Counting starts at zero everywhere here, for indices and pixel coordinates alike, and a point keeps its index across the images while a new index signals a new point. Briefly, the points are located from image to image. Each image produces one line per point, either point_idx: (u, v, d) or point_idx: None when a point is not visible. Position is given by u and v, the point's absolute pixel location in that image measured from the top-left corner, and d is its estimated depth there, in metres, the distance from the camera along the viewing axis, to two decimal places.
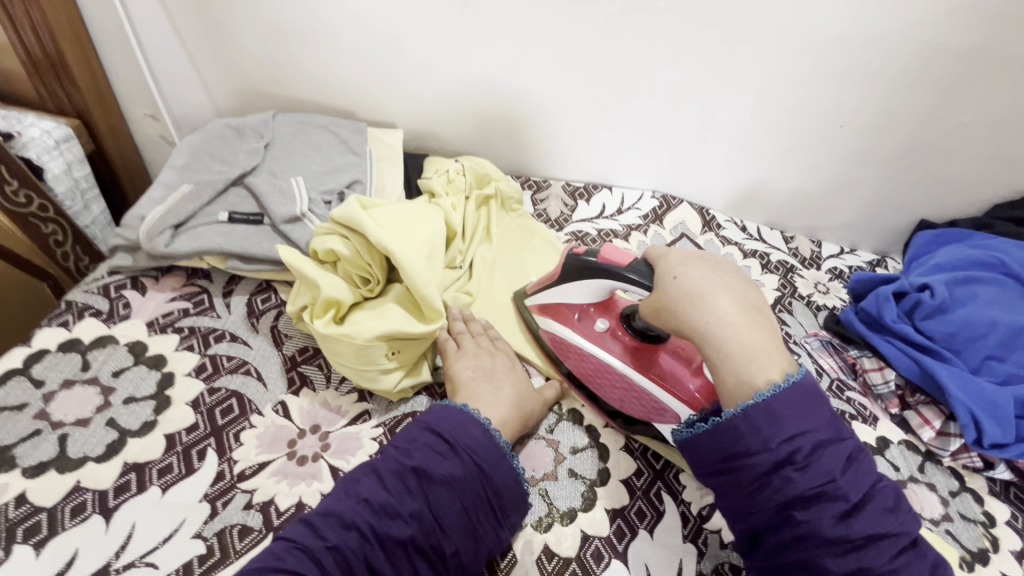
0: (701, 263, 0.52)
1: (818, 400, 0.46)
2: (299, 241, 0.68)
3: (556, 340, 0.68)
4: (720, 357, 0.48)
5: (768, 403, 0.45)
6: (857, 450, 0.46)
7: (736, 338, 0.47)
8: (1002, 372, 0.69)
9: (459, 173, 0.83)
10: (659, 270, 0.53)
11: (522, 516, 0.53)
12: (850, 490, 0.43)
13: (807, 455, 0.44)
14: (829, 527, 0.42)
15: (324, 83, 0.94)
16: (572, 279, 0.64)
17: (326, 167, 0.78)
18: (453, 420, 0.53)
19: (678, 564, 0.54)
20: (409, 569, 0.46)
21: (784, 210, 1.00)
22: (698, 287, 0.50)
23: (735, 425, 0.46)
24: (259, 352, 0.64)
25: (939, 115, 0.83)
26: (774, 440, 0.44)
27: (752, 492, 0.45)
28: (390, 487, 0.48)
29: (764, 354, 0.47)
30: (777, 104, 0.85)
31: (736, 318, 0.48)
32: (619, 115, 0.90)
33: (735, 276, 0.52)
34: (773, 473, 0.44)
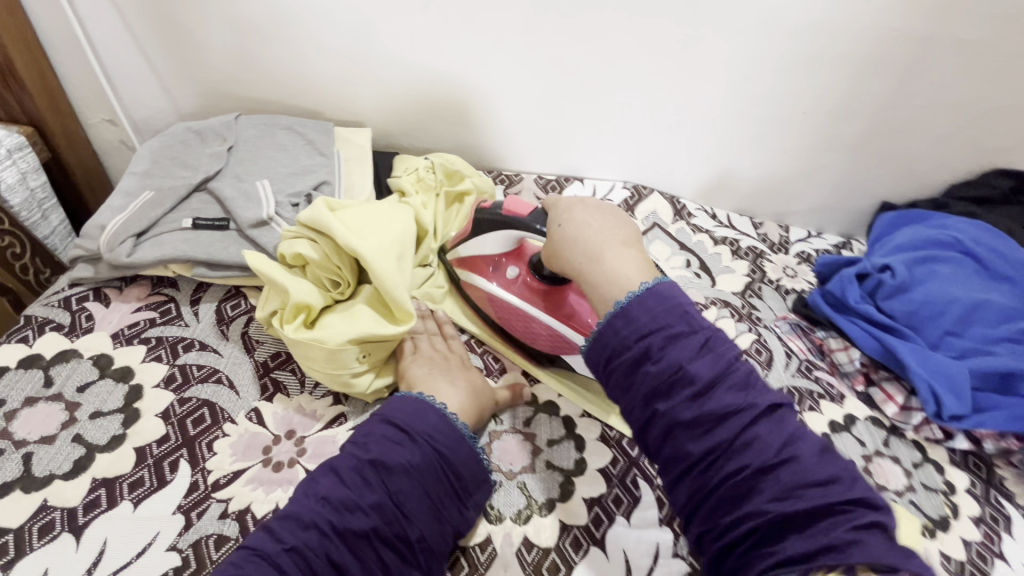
0: (583, 207, 0.57)
1: (673, 297, 0.46)
2: (266, 245, 0.67)
3: (475, 289, 0.71)
4: (591, 286, 0.52)
5: (624, 309, 0.47)
6: (717, 334, 0.45)
7: (603, 266, 0.51)
8: (959, 346, 0.72)
9: (429, 170, 0.83)
10: (551, 219, 0.59)
11: (485, 494, 0.55)
12: (702, 373, 0.43)
13: (660, 346, 0.44)
14: (683, 412, 0.43)
15: (287, 82, 0.92)
16: (484, 235, 0.68)
17: (292, 169, 0.77)
18: (410, 409, 0.54)
19: (655, 548, 0.56)
20: (376, 561, 0.47)
21: (752, 197, 1.02)
22: (575, 230, 0.55)
23: (602, 333, 0.47)
24: (230, 360, 0.63)
25: (896, 100, 0.85)
26: (630, 338, 0.45)
27: (622, 390, 0.46)
28: (348, 482, 0.48)
29: (629, 271, 0.50)
30: (742, 92, 0.86)
31: (603, 248, 0.52)
32: (588, 107, 0.91)
33: (618, 218, 0.56)
34: (634, 370, 0.45)
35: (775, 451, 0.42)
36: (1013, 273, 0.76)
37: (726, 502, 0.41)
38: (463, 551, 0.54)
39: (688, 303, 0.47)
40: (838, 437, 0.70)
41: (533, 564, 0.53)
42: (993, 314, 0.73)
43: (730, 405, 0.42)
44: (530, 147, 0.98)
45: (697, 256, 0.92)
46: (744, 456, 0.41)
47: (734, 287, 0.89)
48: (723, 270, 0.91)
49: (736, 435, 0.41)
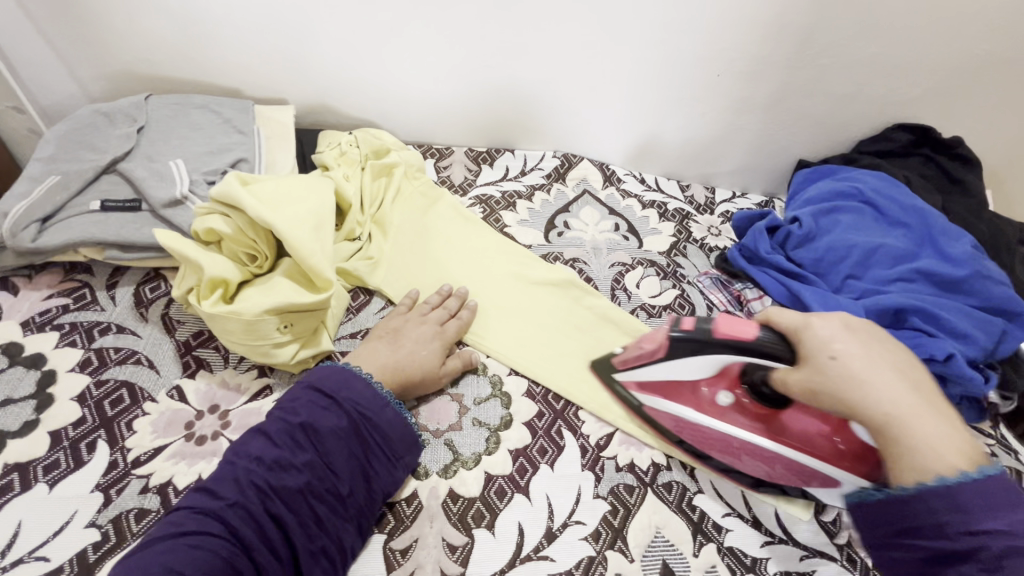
0: (861, 340, 0.48)
1: (1014, 497, 0.40)
2: (182, 225, 0.66)
3: (670, 417, 0.63)
4: (900, 443, 0.44)
5: (949, 486, 0.41)
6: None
7: (922, 424, 0.44)
8: (858, 288, 0.77)
9: (352, 145, 0.83)
10: (807, 344, 0.51)
11: (416, 457, 0.57)
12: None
13: (993, 551, 0.38)
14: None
15: (202, 61, 0.90)
16: (687, 356, 0.60)
17: (208, 147, 0.75)
18: (337, 376, 0.57)
19: (577, 491, 0.59)
20: (311, 514, 0.50)
21: (679, 161, 1.05)
22: (862, 367, 0.47)
23: (906, 506, 0.43)
24: (150, 341, 0.62)
25: (801, 60, 0.90)
26: (951, 527, 0.40)
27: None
28: (280, 444, 0.51)
29: (950, 441, 0.43)
30: (658, 56, 0.89)
31: (912, 403, 0.45)
32: (510, 77, 0.92)
33: (910, 358, 0.48)
34: (946, 562, 0.40)
35: None
36: (908, 219, 0.82)
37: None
38: (390, 507, 0.56)
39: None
40: None
41: (458, 513, 0.56)
42: (888, 257, 0.78)
43: None
44: (470, 127, 0.99)
45: (626, 220, 0.95)
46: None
47: (661, 246, 0.92)
48: (650, 232, 0.94)
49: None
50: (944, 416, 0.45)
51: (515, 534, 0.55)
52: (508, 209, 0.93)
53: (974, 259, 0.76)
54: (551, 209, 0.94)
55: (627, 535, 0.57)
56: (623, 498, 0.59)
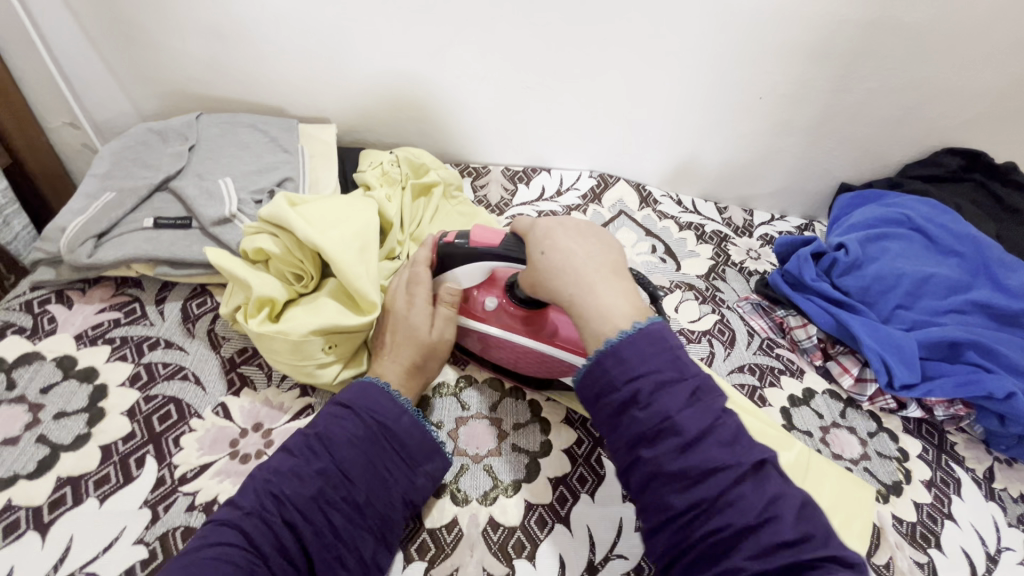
0: (568, 234, 0.53)
1: (666, 339, 0.45)
2: (230, 243, 0.67)
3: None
4: (581, 317, 0.49)
5: (615, 348, 0.45)
6: (708, 382, 0.44)
7: (596, 296, 0.48)
8: (909, 319, 0.75)
9: (394, 164, 0.84)
10: (529, 244, 0.55)
11: (440, 467, 0.56)
12: (688, 423, 0.42)
13: (648, 392, 0.43)
14: (668, 461, 0.41)
15: (250, 81, 0.92)
16: (453, 267, 0.61)
17: (255, 166, 0.77)
18: (352, 385, 0.56)
19: (618, 522, 0.58)
20: (327, 523, 0.48)
21: (716, 183, 1.04)
22: (560, 256, 0.52)
23: (592, 372, 0.45)
24: (197, 356, 0.63)
25: (848, 84, 0.88)
26: (619, 379, 0.44)
27: (610, 429, 0.45)
28: (297, 454, 0.50)
29: (619, 307, 0.48)
30: (700, 79, 0.88)
31: (592, 278, 0.50)
32: (549, 98, 0.92)
33: (604, 242, 0.53)
34: (622, 412, 0.44)
35: (691, 447, 0.41)
36: (961, 247, 0.79)
37: (704, 558, 0.40)
38: (429, 532, 0.55)
39: (680, 349, 0.45)
40: (798, 411, 0.72)
41: (498, 543, 0.55)
42: (941, 287, 0.76)
43: (715, 459, 0.41)
44: (443, 121, 0.96)
45: (663, 242, 0.94)
46: (727, 515, 0.40)
47: (699, 270, 0.91)
48: (688, 254, 0.93)
49: (720, 493, 0.40)
50: (618, 287, 0.50)
51: (556, 566, 0.54)
52: None
53: None
54: None
55: None
56: None
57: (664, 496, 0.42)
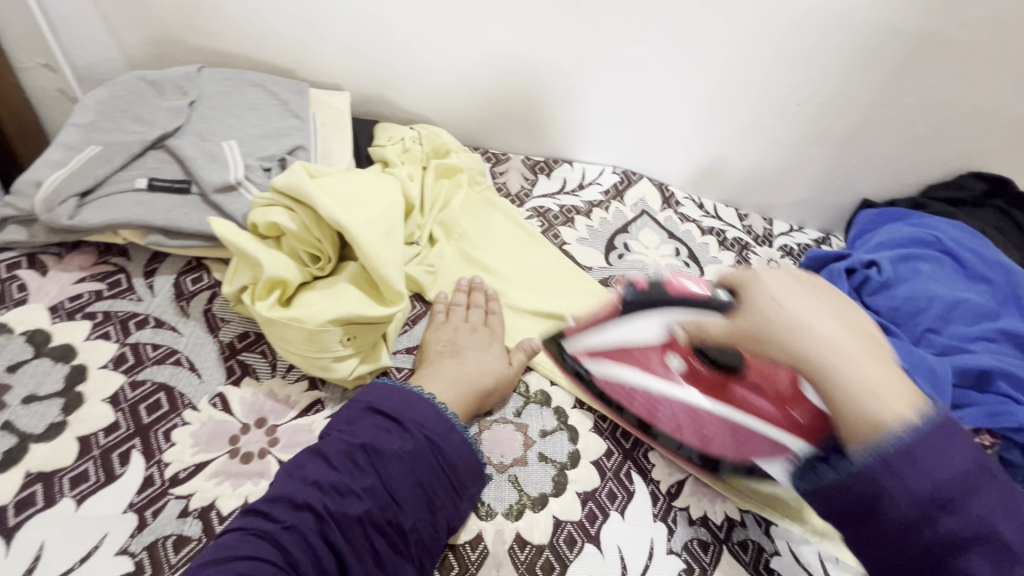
0: (798, 288, 0.45)
1: (959, 437, 0.39)
2: (234, 214, 0.60)
3: (622, 386, 0.63)
4: (839, 398, 0.41)
5: (905, 449, 0.39)
6: (1002, 480, 0.40)
7: (857, 377, 0.41)
8: (939, 343, 0.72)
9: (416, 141, 0.78)
10: (745, 295, 0.46)
11: (480, 488, 0.52)
12: (1005, 528, 0.38)
13: (960, 497, 0.38)
14: (960, 531, 0.38)
15: (256, 36, 0.84)
16: (637, 315, 0.59)
17: (264, 130, 0.69)
18: (398, 398, 0.52)
19: (649, 544, 0.54)
20: (368, 547, 0.45)
21: (740, 188, 1.01)
22: (806, 316, 0.43)
23: (867, 476, 0.40)
24: (192, 340, 0.56)
25: (886, 97, 0.85)
26: (916, 486, 0.38)
27: (887, 539, 0.40)
28: (340, 467, 0.46)
29: (872, 375, 0.41)
30: (739, 79, 0.85)
31: (844, 355, 0.41)
32: (581, 86, 0.87)
33: (834, 300, 0.45)
34: (922, 523, 0.38)
35: (1010, 560, 0.37)
36: (991, 274, 0.78)
37: None
38: (452, 549, 0.50)
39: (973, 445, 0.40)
40: None
41: (526, 562, 0.51)
42: (972, 313, 0.74)
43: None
44: (463, 96, 0.90)
45: (686, 246, 0.91)
46: None
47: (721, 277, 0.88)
48: (711, 260, 0.90)
49: None
50: (871, 352, 0.42)
51: None
52: (567, 224, 0.88)
53: None
54: (610, 228, 0.89)
55: None
56: (697, 556, 0.55)
57: None
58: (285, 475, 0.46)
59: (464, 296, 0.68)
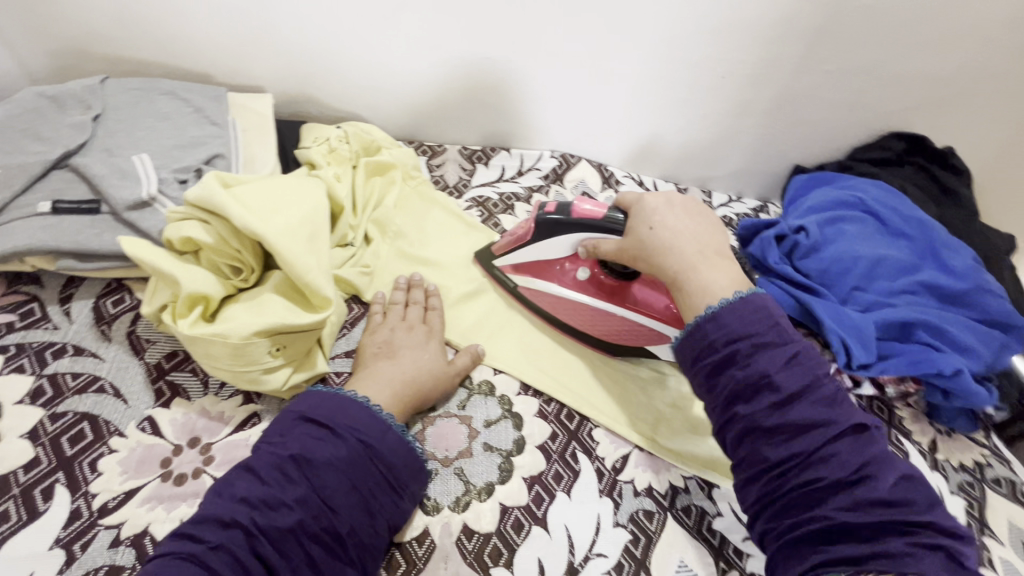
0: (670, 208, 0.57)
1: (769, 306, 0.49)
2: (149, 230, 0.58)
3: (539, 294, 0.70)
4: (683, 292, 0.53)
5: (713, 314, 0.49)
6: (808, 348, 0.47)
7: (700, 272, 0.53)
8: (865, 300, 0.76)
9: (342, 140, 0.76)
10: (634, 217, 0.59)
11: (422, 484, 0.53)
12: (788, 382, 0.45)
13: (746, 350, 0.47)
14: (761, 410, 0.45)
15: (167, 42, 0.81)
16: (551, 236, 0.66)
17: (177, 140, 0.67)
18: (330, 403, 0.51)
19: (596, 520, 0.56)
20: (305, 557, 0.44)
21: (677, 162, 1.03)
22: (669, 236, 0.56)
23: (691, 333, 0.50)
24: (115, 364, 0.55)
25: (806, 64, 0.88)
26: (717, 340, 0.48)
27: (704, 387, 0.49)
28: (269, 481, 0.45)
29: (723, 281, 0.52)
30: (665, 55, 0.86)
31: (701, 260, 0.54)
32: (510, 71, 0.87)
33: (711, 226, 0.57)
34: (720, 369, 0.47)
35: (788, 405, 0.44)
36: (910, 230, 0.81)
37: (793, 508, 0.43)
38: (399, 546, 0.51)
39: (782, 317, 0.48)
40: None
41: (473, 551, 0.52)
42: (893, 269, 0.78)
43: (815, 417, 0.43)
44: (392, 89, 0.88)
45: None
46: (822, 470, 0.42)
47: None
48: None
49: (816, 448, 0.43)
50: (720, 264, 0.54)
51: (535, 572, 0.51)
52: (507, 212, 0.88)
53: (974, 273, 0.77)
54: None
55: (650, 566, 0.54)
56: (643, 525, 0.56)
57: (777, 495, 0.44)
58: (215, 495, 0.45)
59: (401, 295, 0.67)
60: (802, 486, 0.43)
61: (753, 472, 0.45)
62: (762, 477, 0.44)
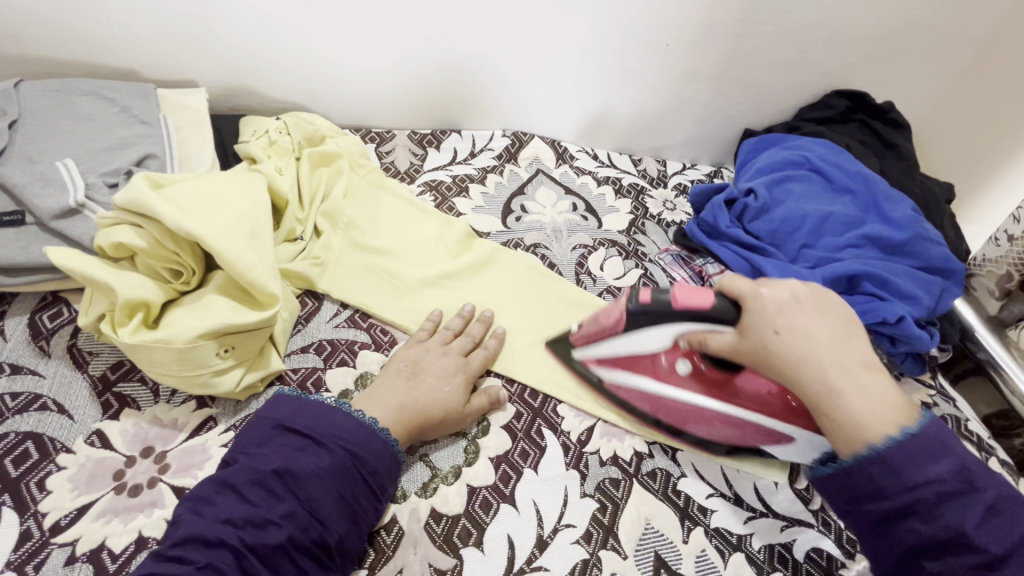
0: (798, 308, 0.49)
1: (945, 442, 0.43)
2: (81, 238, 0.56)
3: (632, 392, 0.63)
4: (831, 419, 0.46)
5: (883, 455, 0.43)
6: (1004, 493, 0.41)
7: (851, 400, 0.45)
8: (814, 257, 0.78)
9: (282, 131, 0.75)
10: (751, 319, 0.51)
11: (399, 483, 0.52)
12: (990, 542, 0.39)
13: (931, 503, 0.41)
14: (957, 572, 0.40)
15: (88, 40, 0.77)
16: (644, 327, 0.58)
17: (104, 142, 0.64)
18: (309, 412, 0.49)
19: (563, 492, 0.57)
20: (295, 571, 0.43)
21: (629, 134, 1.02)
22: (801, 343, 0.48)
23: (851, 473, 0.44)
24: (57, 380, 0.53)
25: (747, 28, 0.88)
26: (890, 487, 0.42)
27: (872, 534, 0.44)
28: (252, 499, 0.43)
29: (884, 409, 0.44)
30: (607, 26, 0.85)
31: (849, 376, 0.46)
32: (453, 50, 0.85)
33: (843, 322, 0.50)
34: (896, 520, 0.42)
35: (993, 568, 0.39)
36: (854, 185, 0.84)
37: None
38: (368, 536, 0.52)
39: (964, 455, 0.42)
40: None
41: (442, 534, 0.52)
42: (840, 224, 0.80)
43: None
44: (333, 75, 0.86)
45: (582, 199, 0.91)
46: None
47: (619, 225, 0.89)
48: (608, 210, 0.91)
49: None
50: (874, 381, 0.46)
51: (506, 548, 0.52)
52: (461, 195, 0.87)
53: (914, 222, 0.79)
54: (505, 192, 0.89)
55: (618, 531, 0.55)
56: (610, 493, 0.58)
57: None
58: (192, 514, 0.43)
59: (457, 322, 0.65)
60: None
61: None
62: None
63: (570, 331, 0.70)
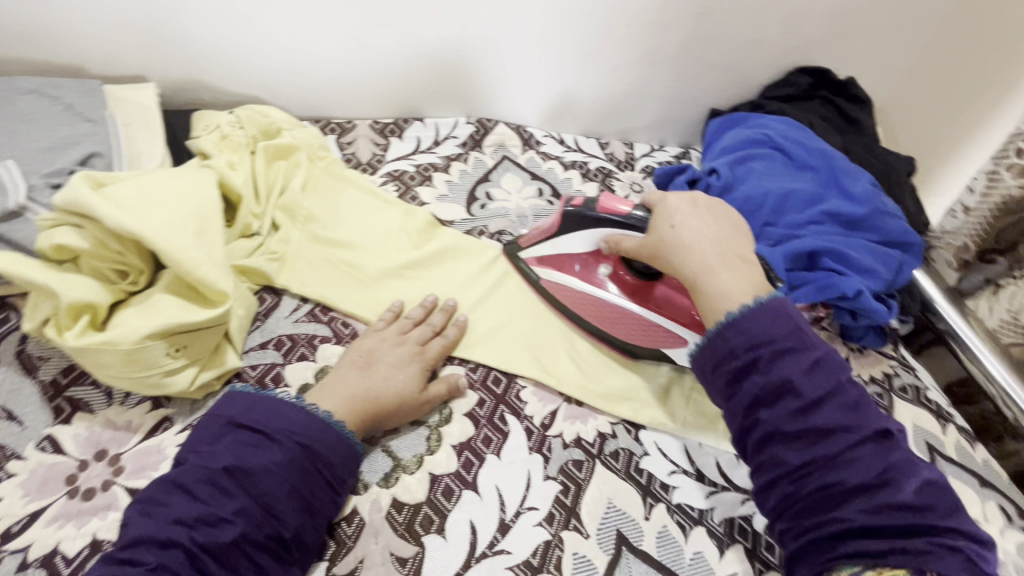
0: (693, 210, 0.59)
1: (795, 321, 0.49)
2: (26, 242, 0.56)
3: (561, 288, 0.71)
4: (700, 292, 0.54)
5: (735, 319, 0.50)
6: (829, 355, 0.48)
7: (720, 276, 0.54)
8: (776, 235, 0.79)
9: (234, 125, 0.73)
10: (658, 216, 0.60)
11: (358, 474, 0.52)
12: (811, 389, 0.46)
13: (768, 359, 0.47)
14: (784, 417, 0.46)
15: (28, 36, 0.74)
16: (574, 229, 0.68)
17: (46, 142, 0.62)
18: (263, 407, 0.49)
19: (526, 476, 0.57)
20: (250, 566, 0.43)
21: (596, 117, 1.01)
22: (690, 235, 0.57)
23: (713, 341, 0.51)
24: (6, 386, 0.52)
25: (707, 6, 0.88)
26: (738, 345, 0.49)
27: (726, 394, 0.50)
28: (204, 498, 0.44)
29: (740, 286, 0.53)
30: (565, 7, 0.84)
31: (719, 261, 0.55)
32: (410, 37, 0.84)
33: (731, 228, 0.59)
34: (742, 376, 0.49)
35: (810, 410, 0.45)
36: (815, 161, 0.84)
37: (813, 509, 0.44)
38: (330, 529, 0.52)
39: (801, 321, 0.50)
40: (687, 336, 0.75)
41: (404, 523, 0.53)
42: (801, 201, 0.81)
43: (835, 421, 0.45)
44: (288, 65, 0.84)
45: (548, 184, 0.91)
46: (844, 472, 0.43)
47: None
48: (574, 194, 0.90)
49: (839, 450, 0.44)
50: (741, 269, 0.55)
51: (468, 534, 0.53)
52: (424, 184, 0.87)
53: (873, 196, 0.80)
54: (470, 180, 0.89)
55: (580, 512, 0.56)
56: (573, 475, 0.58)
57: (800, 498, 0.45)
58: (143, 516, 0.43)
59: (417, 311, 0.65)
60: (823, 488, 0.44)
61: (775, 475, 0.46)
62: (784, 481, 0.45)
63: (534, 316, 0.70)
